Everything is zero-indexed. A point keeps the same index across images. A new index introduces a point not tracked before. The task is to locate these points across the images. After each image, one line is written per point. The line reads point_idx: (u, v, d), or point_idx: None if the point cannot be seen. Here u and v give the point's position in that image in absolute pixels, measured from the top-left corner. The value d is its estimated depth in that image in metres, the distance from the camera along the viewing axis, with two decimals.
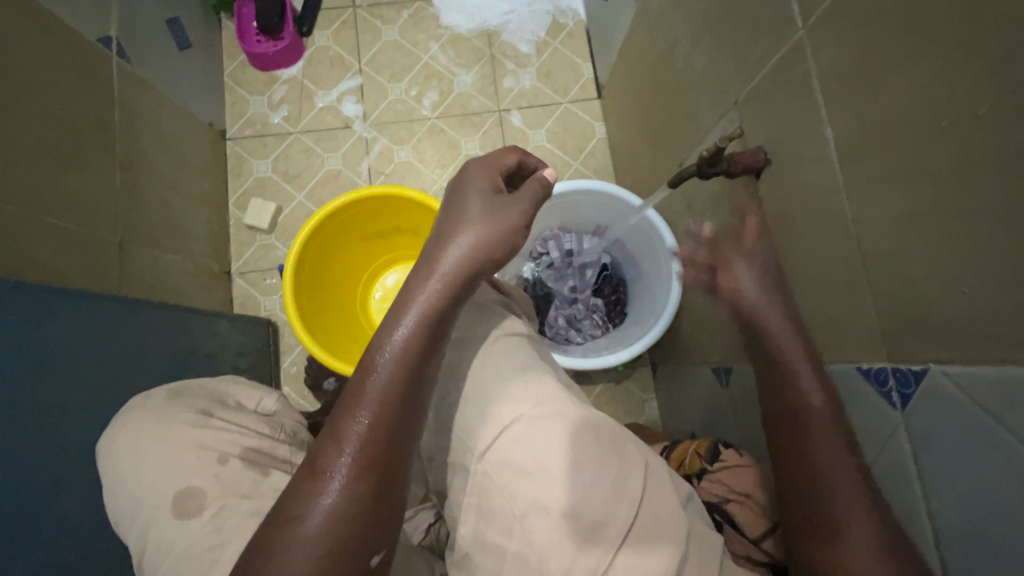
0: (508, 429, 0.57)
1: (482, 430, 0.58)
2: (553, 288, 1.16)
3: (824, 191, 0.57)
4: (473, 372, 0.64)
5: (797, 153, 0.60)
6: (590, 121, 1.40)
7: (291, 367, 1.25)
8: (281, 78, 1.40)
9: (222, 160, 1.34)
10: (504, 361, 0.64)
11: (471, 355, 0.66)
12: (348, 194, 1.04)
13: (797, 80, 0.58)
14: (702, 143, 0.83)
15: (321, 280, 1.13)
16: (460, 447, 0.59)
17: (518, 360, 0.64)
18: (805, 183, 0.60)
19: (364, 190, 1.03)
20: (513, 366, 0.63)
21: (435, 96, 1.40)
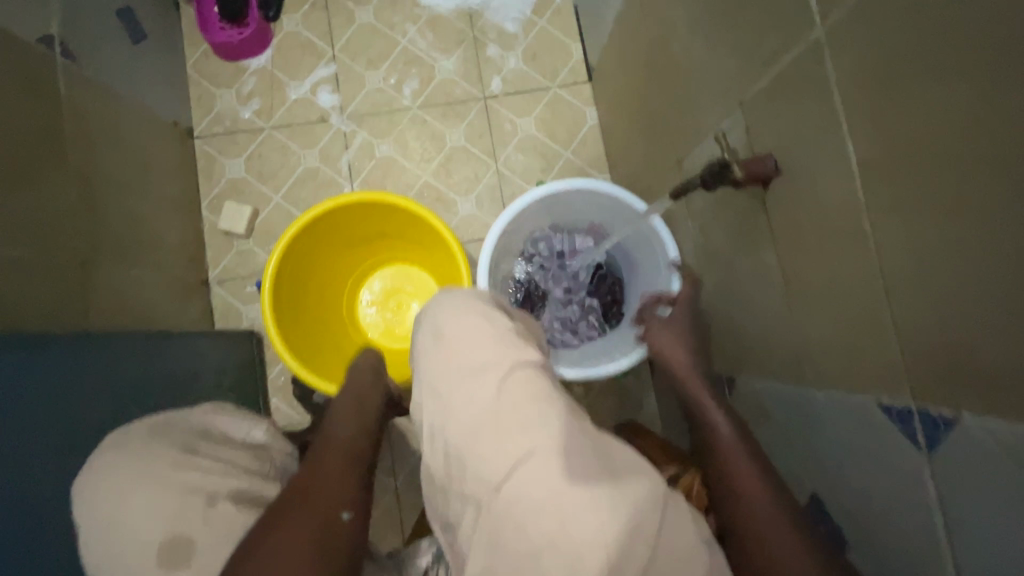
0: (523, 462, 0.53)
1: (496, 461, 0.54)
2: (546, 290, 1.11)
3: (842, 209, 0.52)
4: (481, 403, 0.58)
5: (812, 164, 0.55)
6: (580, 106, 1.32)
7: (278, 378, 1.20)
8: (249, 69, 1.31)
9: (192, 161, 1.26)
10: (521, 382, 0.59)
11: (481, 377, 0.60)
12: (328, 200, 0.97)
13: (813, 84, 0.53)
14: (704, 142, 0.78)
15: (304, 290, 1.08)
16: (470, 482, 0.55)
17: (532, 385, 0.59)
18: (820, 197, 0.55)
19: (340, 198, 0.97)
20: (526, 394, 0.58)
21: (416, 84, 1.32)
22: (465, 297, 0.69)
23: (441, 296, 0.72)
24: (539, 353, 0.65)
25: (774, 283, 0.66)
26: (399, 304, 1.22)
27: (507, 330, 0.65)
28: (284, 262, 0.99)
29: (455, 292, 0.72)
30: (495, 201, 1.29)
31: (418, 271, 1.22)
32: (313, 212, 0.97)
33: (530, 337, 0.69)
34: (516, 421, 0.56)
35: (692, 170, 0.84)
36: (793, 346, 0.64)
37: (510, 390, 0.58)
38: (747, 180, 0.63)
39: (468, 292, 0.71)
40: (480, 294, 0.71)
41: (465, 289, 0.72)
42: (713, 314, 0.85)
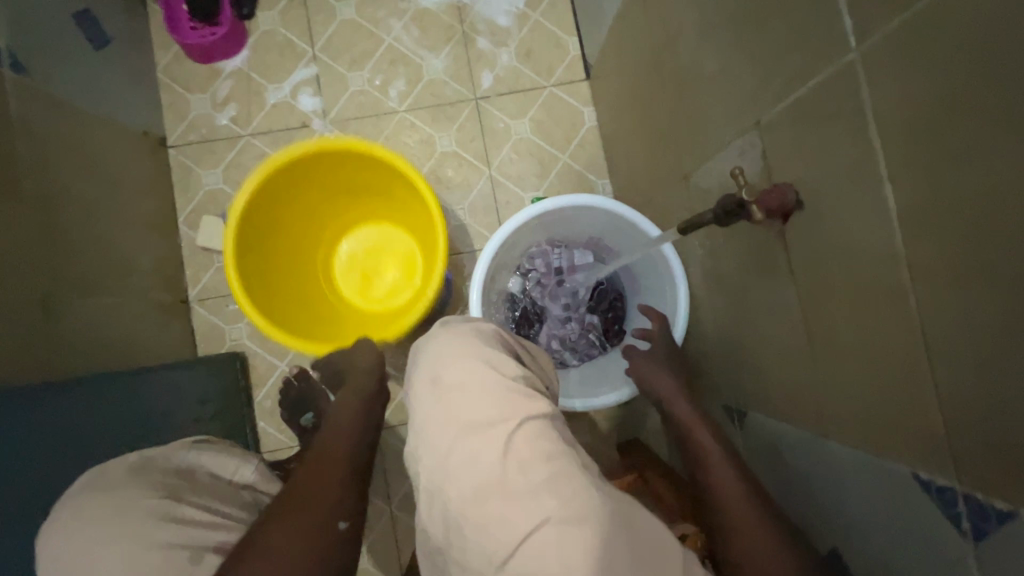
0: (530, 537, 0.47)
1: (500, 533, 0.49)
2: (544, 307, 1.05)
3: (877, 256, 0.46)
4: (485, 464, 0.52)
5: (844, 202, 0.49)
6: (578, 106, 1.25)
7: (266, 401, 1.15)
8: (224, 72, 1.22)
9: (167, 173, 1.18)
10: (527, 439, 0.54)
11: (485, 435, 0.54)
12: (304, 143, 0.90)
13: (847, 115, 0.46)
14: (714, 160, 0.71)
15: (274, 238, 1.00)
16: (473, 558, 0.50)
17: (542, 442, 0.54)
18: (854, 241, 0.48)
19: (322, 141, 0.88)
20: (537, 451, 0.52)
21: (402, 85, 1.24)
22: (468, 336, 0.64)
23: (443, 331, 0.67)
24: (548, 403, 0.59)
25: (795, 324, 0.60)
26: (377, 264, 1.15)
27: (515, 379, 0.59)
28: (255, 199, 0.91)
29: (456, 328, 0.66)
30: (489, 209, 1.23)
31: (400, 234, 1.15)
32: (289, 152, 0.89)
33: (537, 382, 0.63)
34: (522, 486, 0.50)
35: (701, 188, 0.77)
36: (817, 394, 0.59)
37: (519, 451, 0.52)
38: (764, 216, 0.56)
39: (471, 329, 0.65)
40: (484, 330, 0.66)
41: (466, 325, 0.67)
42: (723, 342, 0.80)
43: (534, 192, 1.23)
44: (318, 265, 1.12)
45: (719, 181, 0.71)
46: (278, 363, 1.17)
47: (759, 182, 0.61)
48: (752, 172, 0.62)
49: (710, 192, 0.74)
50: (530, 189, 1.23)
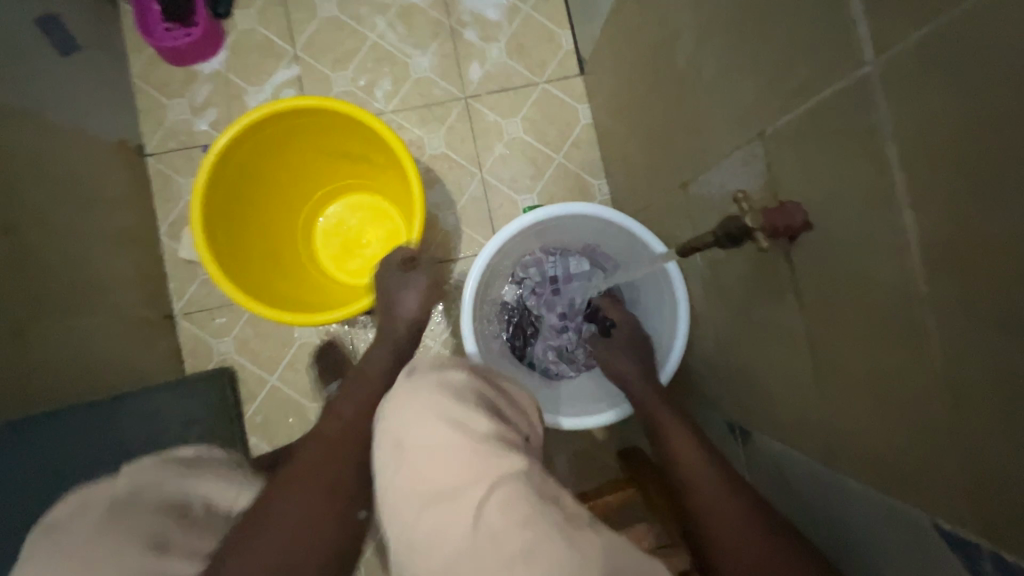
0: None
1: None
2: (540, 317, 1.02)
3: (895, 288, 0.42)
4: (453, 545, 0.43)
5: (857, 227, 0.44)
6: (572, 104, 1.19)
7: (257, 416, 1.13)
8: (202, 75, 1.17)
9: (146, 183, 1.14)
10: (496, 508, 0.43)
11: (449, 501, 0.46)
12: (300, 98, 0.84)
13: (860, 133, 0.42)
14: (714, 170, 0.67)
15: (252, 189, 0.95)
16: None
17: (518, 509, 0.43)
18: (869, 270, 0.44)
19: (329, 100, 0.83)
20: (510, 519, 0.42)
21: (388, 85, 1.19)
22: (434, 383, 0.56)
23: (409, 378, 0.60)
24: (522, 457, 0.49)
25: (804, 349, 0.56)
26: (359, 231, 1.10)
27: (480, 433, 0.50)
28: (235, 147, 0.87)
29: (421, 377, 0.58)
30: (482, 213, 1.18)
31: (387, 204, 1.09)
32: (280, 104, 0.84)
33: (511, 434, 0.54)
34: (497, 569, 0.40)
35: (701, 197, 0.73)
36: (829, 424, 0.55)
37: (490, 519, 0.43)
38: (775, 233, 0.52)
39: (439, 375, 0.57)
40: (453, 376, 0.58)
41: (432, 371, 0.59)
42: (726, 358, 0.76)
43: (528, 194, 1.19)
44: (297, 225, 1.06)
45: (720, 192, 0.66)
46: (267, 377, 1.14)
47: (762, 198, 0.57)
48: (755, 186, 0.58)
49: (710, 202, 0.70)
50: (523, 192, 1.19)
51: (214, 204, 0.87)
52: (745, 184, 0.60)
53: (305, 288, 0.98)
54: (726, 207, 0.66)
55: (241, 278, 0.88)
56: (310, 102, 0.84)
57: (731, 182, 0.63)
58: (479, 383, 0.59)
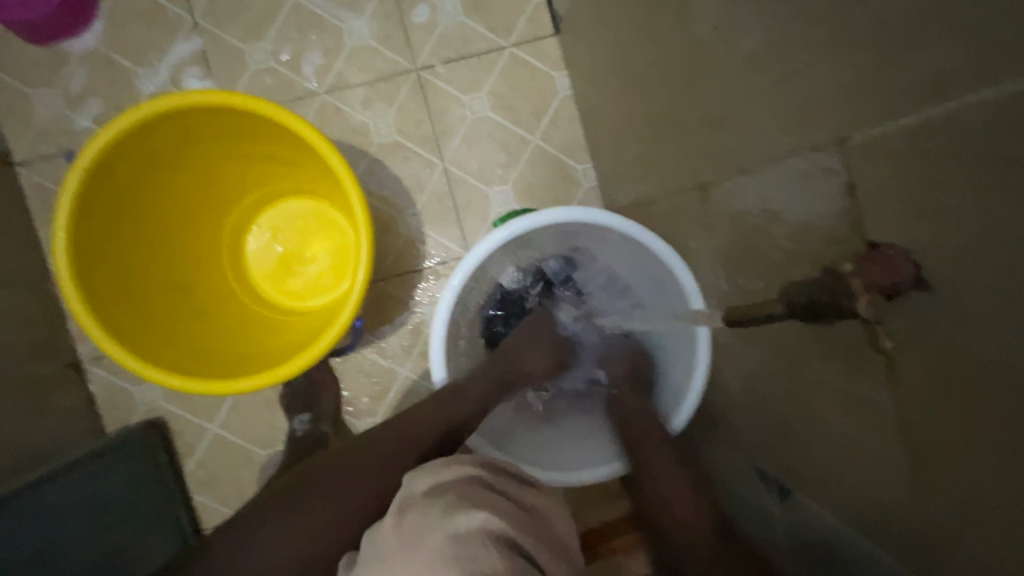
0: None
1: None
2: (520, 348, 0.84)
3: None
4: None
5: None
6: (546, 71, 0.99)
7: (198, 473, 0.95)
8: (74, 55, 0.92)
9: (19, 201, 0.91)
10: None
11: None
12: (202, 92, 0.62)
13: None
14: (753, 176, 0.50)
15: (149, 208, 0.71)
16: None
17: None
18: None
19: (240, 97, 0.62)
20: None
21: (319, 58, 0.96)
22: (441, 547, 0.40)
23: (405, 518, 0.44)
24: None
25: (892, 435, 0.41)
26: (301, 245, 0.86)
27: None
28: (114, 158, 0.63)
29: (425, 527, 0.42)
30: (447, 212, 0.98)
31: (335, 214, 0.85)
32: (172, 101, 0.61)
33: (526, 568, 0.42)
34: None
35: (727, 207, 0.56)
36: (926, 535, 0.40)
37: None
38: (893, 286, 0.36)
39: (451, 531, 0.41)
40: (469, 526, 0.41)
41: (439, 514, 0.43)
42: (758, 403, 0.61)
43: (501, 185, 0.99)
44: (218, 241, 0.81)
45: (762, 206, 0.50)
46: (206, 426, 0.95)
47: (839, 229, 0.41)
48: (826, 207, 0.42)
49: (744, 215, 0.53)
50: (495, 183, 0.99)
51: (90, 232, 0.64)
52: (811, 203, 0.43)
53: (229, 330, 0.76)
54: (772, 227, 0.49)
55: (138, 331, 0.67)
56: (216, 98, 0.62)
57: (783, 196, 0.46)
58: (503, 528, 0.43)
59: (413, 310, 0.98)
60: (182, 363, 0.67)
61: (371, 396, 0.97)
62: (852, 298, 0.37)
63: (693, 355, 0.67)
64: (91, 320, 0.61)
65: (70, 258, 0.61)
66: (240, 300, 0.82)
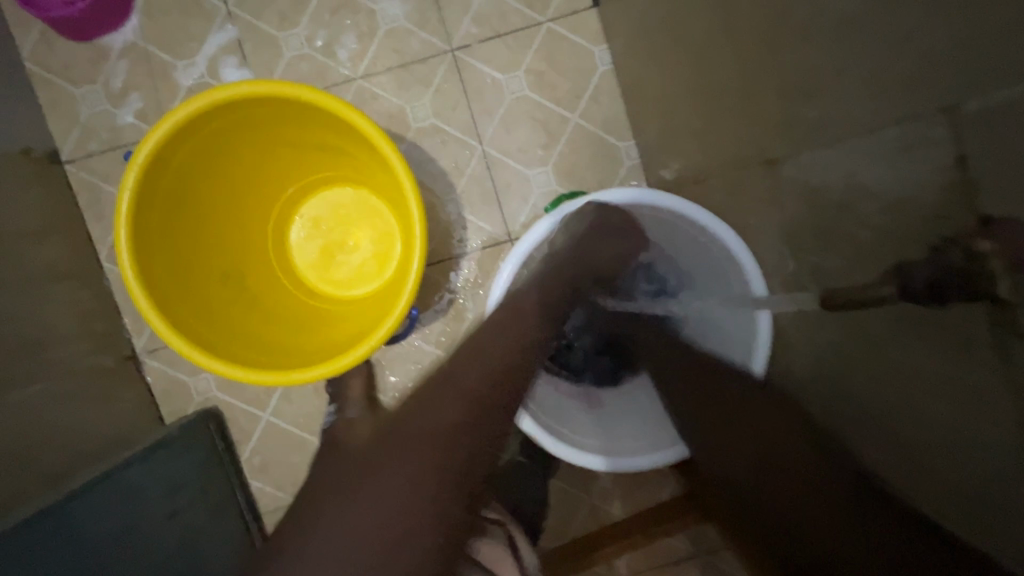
0: None
1: None
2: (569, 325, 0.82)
3: None
4: None
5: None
6: (586, 46, 0.95)
7: (253, 459, 0.97)
8: (114, 49, 0.92)
9: (70, 199, 0.92)
10: None
11: None
12: (252, 82, 0.61)
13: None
14: (834, 149, 0.47)
15: (202, 203, 0.72)
16: None
17: None
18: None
19: (290, 85, 0.61)
20: None
21: (354, 42, 0.94)
22: None
23: None
24: None
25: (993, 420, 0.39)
26: (344, 233, 0.86)
27: None
28: (168, 153, 0.63)
29: None
30: (488, 195, 0.97)
31: (378, 200, 0.85)
32: (223, 93, 0.61)
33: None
34: None
35: (800, 182, 0.53)
36: None
37: None
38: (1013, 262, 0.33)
39: None
40: None
41: None
42: (828, 387, 0.59)
43: (541, 166, 0.97)
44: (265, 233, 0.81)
45: (844, 181, 0.47)
46: (259, 414, 0.97)
47: (941, 203, 0.38)
48: (926, 181, 0.39)
49: (820, 191, 0.51)
50: (535, 164, 0.97)
51: (148, 227, 0.65)
52: (906, 177, 0.41)
53: (281, 321, 0.77)
54: (856, 203, 0.47)
55: (199, 325, 0.68)
56: (265, 89, 0.61)
57: (872, 170, 0.44)
58: None
59: (456, 295, 0.97)
60: (242, 355, 0.68)
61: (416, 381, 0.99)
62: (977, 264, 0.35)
63: (753, 334, 0.66)
64: (154, 313, 0.62)
65: (133, 255, 0.62)
66: (288, 290, 0.82)
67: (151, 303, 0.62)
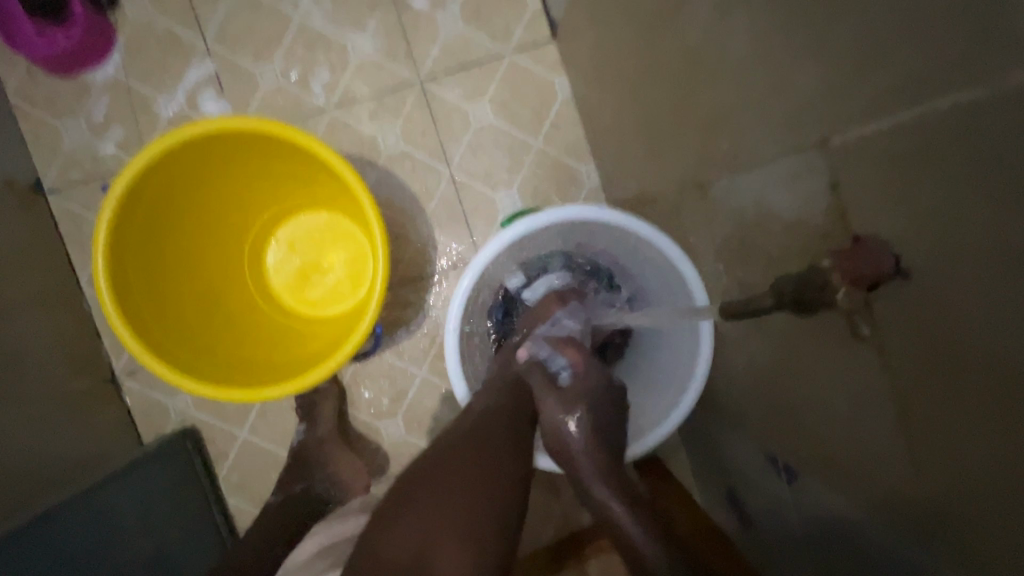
0: None
1: None
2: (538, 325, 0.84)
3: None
4: None
5: (1010, 291, 0.31)
6: (546, 76, 1.01)
7: (230, 477, 0.99)
8: (96, 85, 0.97)
9: (51, 226, 0.96)
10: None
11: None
12: (222, 119, 0.65)
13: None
14: (746, 176, 0.53)
15: (178, 229, 0.76)
16: None
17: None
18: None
19: (259, 121, 0.65)
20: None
21: (327, 74, 0.99)
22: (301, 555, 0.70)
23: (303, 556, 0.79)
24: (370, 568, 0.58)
25: (884, 414, 0.44)
26: (317, 255, 0.90)
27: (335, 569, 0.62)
28: (144, 184, 0.68)
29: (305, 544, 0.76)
30: (456, 217, 1.02)
31: (350, 225, 0.89)
32: (198, 129, 0.65)
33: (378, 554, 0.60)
34: None
35: (724, 205, 0.59)
36: (923, 510, 0.43)
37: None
38: (874, 277, 0.39)
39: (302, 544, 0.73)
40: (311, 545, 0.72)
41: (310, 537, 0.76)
42: (763, 391, 0.63)
43: (506, 189, 1.02)
44: (241, 255, 0.85)
45: (756, 203, 0.52)
46: (236, 432, 1.00)
47: (827, 223, 0.43)
48: (815, 204, 0.44)
49: (740, 213, 0.56)
50: (501, 187, 1.02)
51: (126, 254, 0.69)
52: (801, 200, 0.46)
53: (255, 341, 0.81)
54: (767, 223, 0.52)
55: (176, 346, 0.71)
56: (237, 124, 0.66)
57: (776, 194, 0.49)
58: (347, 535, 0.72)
59: (428, 313, 1.02)
60: (218, 372, 0.72)
61: (391, 397, 1.02)
62: (834, 288, 0.40)
63: (697, 339, 0.70)
64: (131, 336, 0.65)
65: (111, 280, 0.65)
66: (262, 311, 0.85)
67: (127, 326, 0.65)
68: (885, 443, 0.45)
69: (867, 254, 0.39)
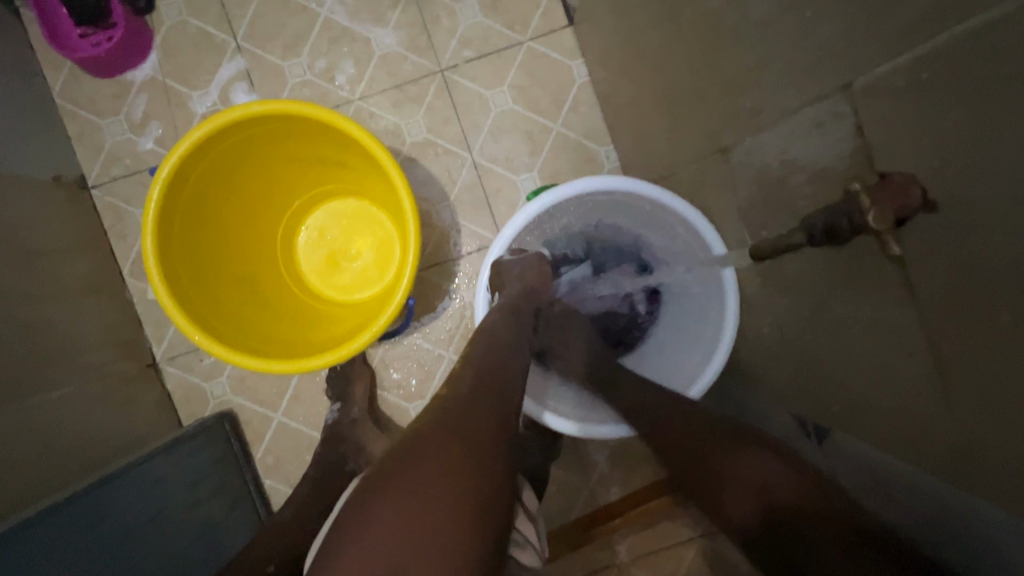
0: None
1: None
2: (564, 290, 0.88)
3: None
4: None
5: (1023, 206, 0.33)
6: (564, 61, 1.04)
7: (267, 458, 1.03)
8: (135, 84, 1.02)
9: (96, 219, 1.01)
10: None
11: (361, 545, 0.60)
12: (262, 101, 0.68)
13: None
14: (769, 132, 0.54)
15: (217, 213, 0.79)
16: None
17: None
18: None
19: (296, 102, 0.68)
20: None
21: (352, 67, 1.03)
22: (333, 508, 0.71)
23: None
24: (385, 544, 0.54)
25: (915, 353, 0.45)
26: (345, 241, 0.93)
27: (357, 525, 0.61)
28: (189, 166, 0.71)
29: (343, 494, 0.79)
30: (479, 201, 1.04)
31: (376, 209, 0.92)
32: (240, 112, 0.68)
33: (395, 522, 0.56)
34: None
35: (747, 165, 0.60)
36: (949, 440, 0.44)
37: None
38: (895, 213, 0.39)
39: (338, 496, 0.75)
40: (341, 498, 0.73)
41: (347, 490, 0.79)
42: (792, 349, 0.64)
43: (527, 172, 1.04)
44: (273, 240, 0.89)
45: (780, 158, 0.54)
46: (272, 415, 1.03)
47: (854, 168, 0.45)
48: (840, 151, 0.46)
49: (763, 171, 0.57)
50: (521, 171, 1.04)
51: (171, 234, 0.72)
52: (824, 149, 0.48)
53: (289, 321, 0.84)
54: (791, 177, 0.53)
55: (217, 322, 0.74)
56: (276, 106, 0.69)
57: (800, 145, 0.50)
58: None
59: (453, 295, 1.04)
60: (257, 347, 0.74)
61: (419, 377, 1.05)
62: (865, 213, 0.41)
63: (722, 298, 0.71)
64: (177, 312, 0.68)
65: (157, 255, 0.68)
66: (293, 294, 0.89)
67: (172, 299, 0.68)
68: (916, 381, 0.46)
69: (895, 190, 0.39)
